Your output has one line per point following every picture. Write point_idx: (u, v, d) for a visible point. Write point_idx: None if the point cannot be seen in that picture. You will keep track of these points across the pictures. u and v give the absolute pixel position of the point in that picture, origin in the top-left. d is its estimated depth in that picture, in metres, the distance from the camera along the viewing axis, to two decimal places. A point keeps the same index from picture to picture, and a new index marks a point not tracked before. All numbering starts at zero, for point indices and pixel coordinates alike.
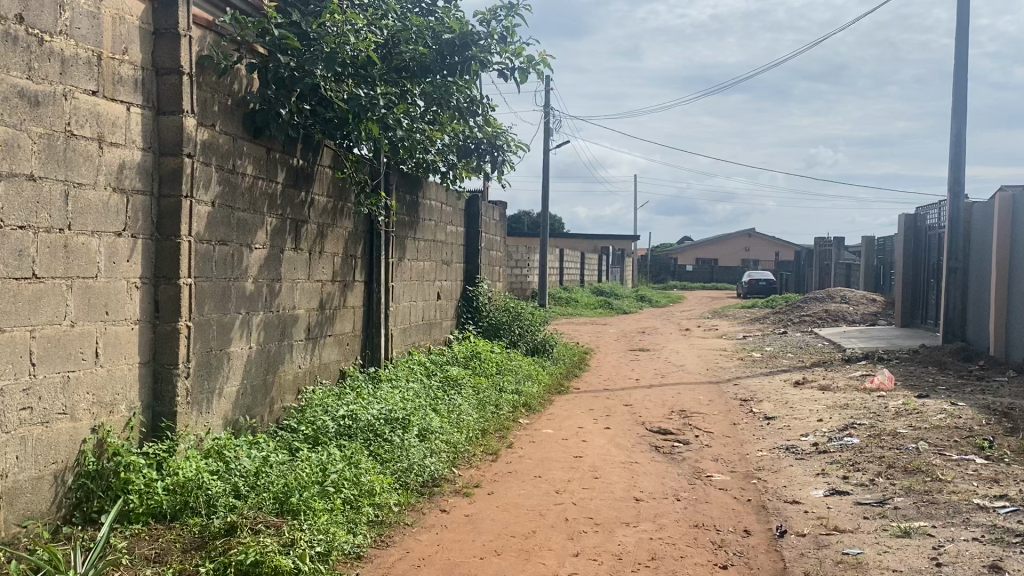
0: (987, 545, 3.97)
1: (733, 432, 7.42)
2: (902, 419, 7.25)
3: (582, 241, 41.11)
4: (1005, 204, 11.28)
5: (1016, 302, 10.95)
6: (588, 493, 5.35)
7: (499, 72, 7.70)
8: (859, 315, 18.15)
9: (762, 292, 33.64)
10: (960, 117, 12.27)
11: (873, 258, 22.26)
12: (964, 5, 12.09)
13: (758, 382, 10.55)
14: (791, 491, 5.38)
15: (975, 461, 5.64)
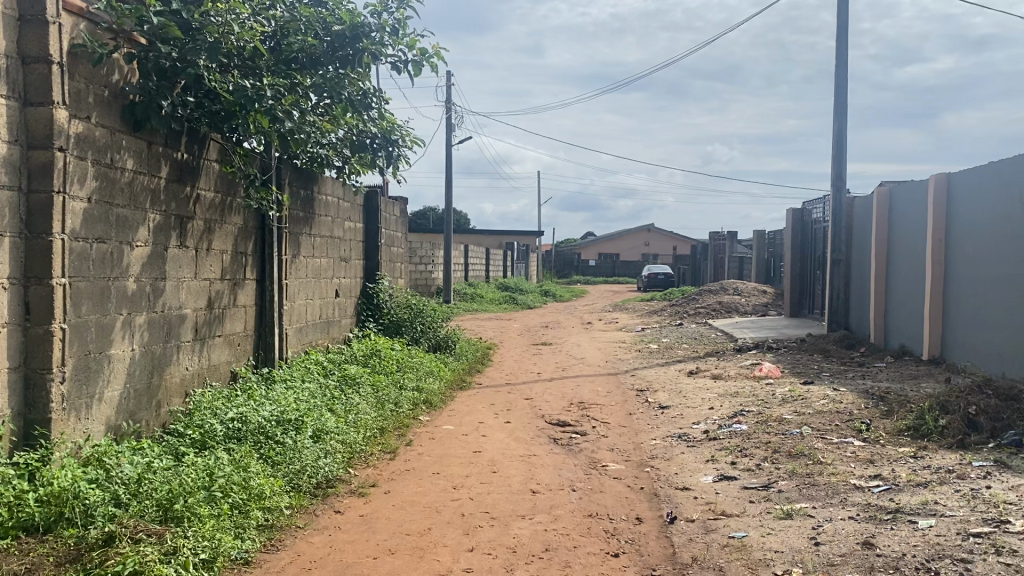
0: (862, 523, 4.16)
1: (629, 422, 7.58)
2: (788, 405, 7.55)
3: (485, 237, 41.22)
4: (883, 199, 11.86)
5: (894, 291, 11.53)
6: (485, 487, 5.36)
7: (392, 64, 7.62)
8: (751, 306, 18.81)
9: (661, 286, 34.47)
10: (841, 116, 12.86)
11: (764, 251, 23.13)
12: (843, 9, 12.67)
13: (654, 372, 10.80)
14: (682, 478, 5.52)
15: (854, 444, 5.91)
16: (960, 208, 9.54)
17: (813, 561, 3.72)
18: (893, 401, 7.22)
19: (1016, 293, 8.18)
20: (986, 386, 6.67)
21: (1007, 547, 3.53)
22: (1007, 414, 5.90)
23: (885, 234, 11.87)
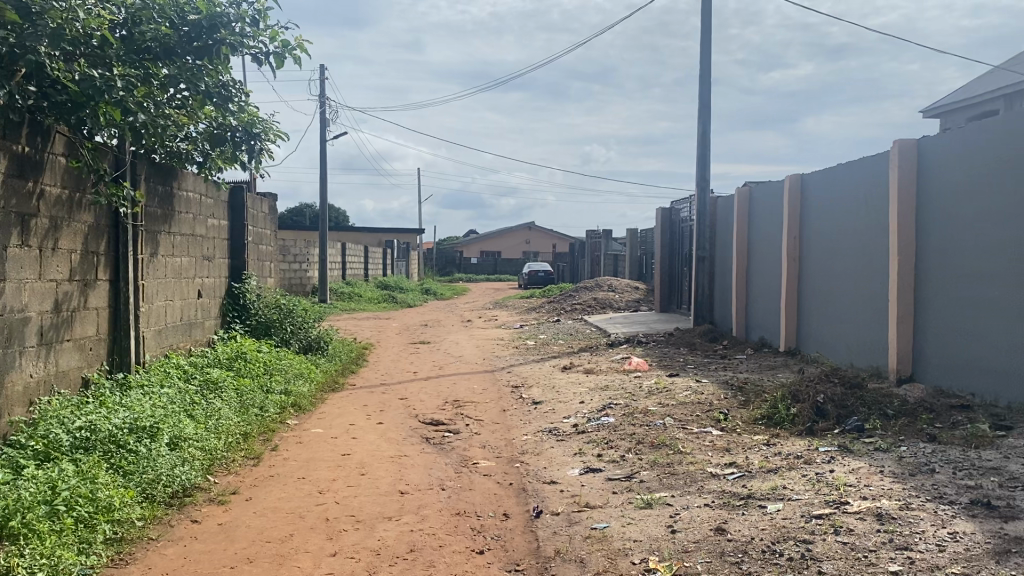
0: (716, 509, 4.34)
1: (502, 419, 7.64)
2: (654, 397, 7.79)
3: (363, 235, 40.61)
4: (743, 199, 12.40)
5: (754, 286, 12.09)
6: (352, 491, 5.27)
7: (252, 57, 7.39)
8: (624, 302, 19.32)
9: (540, 283, 34.90)
10: (705, 118, 13.37)
11: (636, 249, 23.77)
12: (705, 16, 13.19)
13: (529, 369, 10.92)
14: (550, 472, 5.60)
15: (713, 433, 6.15)
16: (813, 207, 10.08)
17: (669, 548, 3.85)
18: (750, 391, 7.56)
19: (862, 287, 8.70)
20: (833, 375, 7.09)
21: (845, 526, 3.76)
22: (850, 402, 6.29)
23: (745, 232, 12.43)
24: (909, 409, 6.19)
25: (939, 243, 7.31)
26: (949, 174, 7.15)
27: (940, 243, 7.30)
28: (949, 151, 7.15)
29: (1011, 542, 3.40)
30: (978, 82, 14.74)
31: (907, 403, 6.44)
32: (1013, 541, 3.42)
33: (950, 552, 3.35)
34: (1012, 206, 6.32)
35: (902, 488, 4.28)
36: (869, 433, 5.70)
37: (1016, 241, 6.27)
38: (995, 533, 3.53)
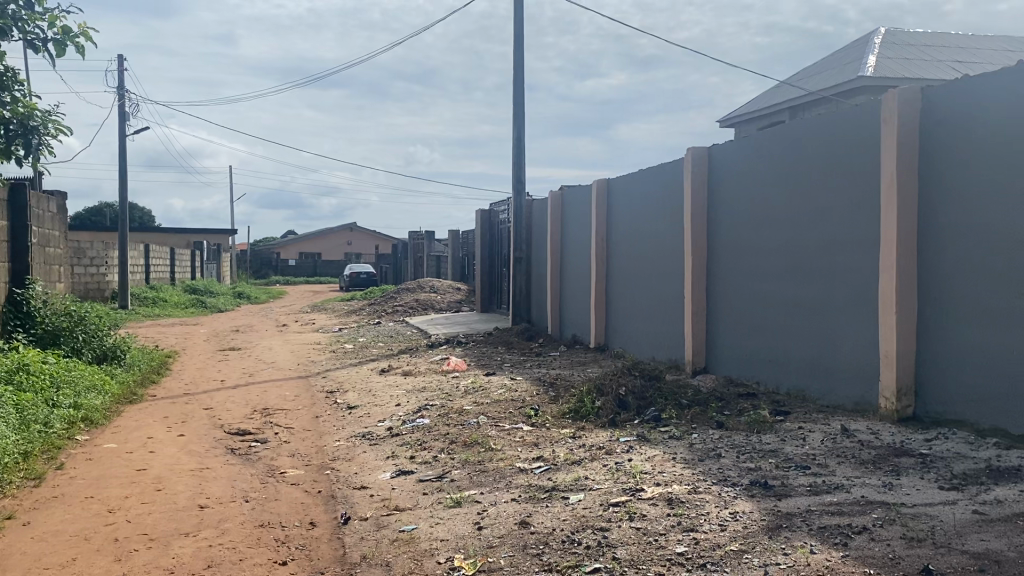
0: (523, 503, 4.42)
1: (314, 425, 7.45)
2: (469, 396, 7.86)
3: (171, 236, 38.36)
4: (556, 203, 12.78)
5: (567, 286, 12.50)
6: (146, 508, 4.95)
7: (27, 43, 6.81)
8: (445, 304, 19.38)
9: (363, 285, 34.34)
10: (520, 123, 13.67)
11: (459, 250, 23.90)
12: (518, 22, 13.50)
13: (345, 373, 10.72)
14: (360, 477, 5.52)
15: (523, 429, 6.28)
16: (618, 210, 10.55)
17: (474, 545, 3.90)
18: (560, 387, 7.80)
19: (663, 286, 9.22)
20: (634, 369, 7.46)
21: (638, 512, 3.95)
22: (649, 394, 6.64)
23: (558, 234, 12.81)
24: (702, 399, 6.62)
25: (730, 244, 7.85)
26: (738, 182, 7.70)
27: (730, 246, 7.86)
28: (738, 160, 7.70)
29: (782, 518, 3.72)
30: (767, 95, 15.97)
31: (700, 393, 6.88)
32: (785, 516, 3.73)
33: (730, 530, 3.61)
34: (791, 212, 6.88)
35: (691, 473, 4.57)
36: (665, 422, 6.04)
37: (794, 244, 6.84)
38: (770, 510, 3.83)
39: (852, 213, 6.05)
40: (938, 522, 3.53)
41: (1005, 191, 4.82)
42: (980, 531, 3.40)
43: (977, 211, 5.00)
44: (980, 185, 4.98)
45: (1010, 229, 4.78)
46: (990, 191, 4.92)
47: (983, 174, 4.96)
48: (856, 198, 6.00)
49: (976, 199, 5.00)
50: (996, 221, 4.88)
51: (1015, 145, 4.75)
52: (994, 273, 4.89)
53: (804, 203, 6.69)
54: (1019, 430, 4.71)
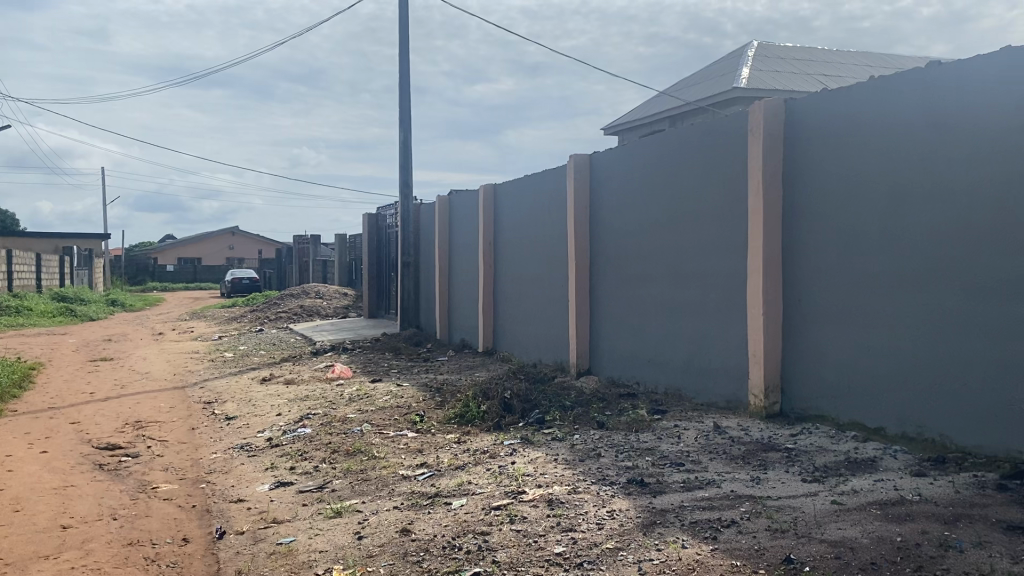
0: (404, 510, 4.39)
1: (190, 438, 7.18)
2: (353, 404, 7.75)
3: (36, 241, 36.18)
4: (444, 207, 12.76)
5: (455, 290, 12.50)
6: (1, 531, 4.65)
7: None
8: (331, 309, 19.04)
9: (246, 291, 33.30)
10: (406, 127, 13.58)
11: (346, 255, 23.51)
12: (403, 26, 13.42)
13: (224, 382, 10.37)
14: (237, 490, 5.36)
15: (408, 436, 6.23)
16: (505, 215, 10.63)
17: (354, 555, 3.85)
18: (446, 392, 7.79)
19: (548, 290, 9.34)
20: (519, 372, 7.53)
21: (519, 515, 3.99)
22: (533, 397, 6.71)
23: (446, 239, 12.79)
24: (584, 400, 6.74)
25: (612, 249, 8.03)
26: (617, 189, 7.91)
27: (611, 251, 8.05)
28: (618, 166, 7.88)
29: (656, 514, 3.83)
30: (649, 104, 16.42)
31: (583, 394, 7.01)
32: (659, 513, 3.84)
33: (607, 529, 3.70)
34: (667, 219, 7.12)
35: (571, 473, 4.65)
36: (548, 425, 6.11)
37: (670, 250, 7.07)
38: (645, 508, 3.94)
39: (722, 219, 6.31)
40: (800, 513, 3.71)
41: (861, 198, 5.09)
42: (837, 520, 3.60)
43: (838, 217, 5.26)
44: (840, 192, 5.24)
45: (866, 234, 5.05)
46: (849, 197, 5.18)
47: (843, 182, 5.22)
48: (726, 205, 6.27)
49: (837, 205, 5.26)
50: (854, 226, 5.15)
51: (873, 155, 5.00)
52: (853, 275, 5.16)
53: (679, 210, 6.93)
54: (873, 422, 5.02)
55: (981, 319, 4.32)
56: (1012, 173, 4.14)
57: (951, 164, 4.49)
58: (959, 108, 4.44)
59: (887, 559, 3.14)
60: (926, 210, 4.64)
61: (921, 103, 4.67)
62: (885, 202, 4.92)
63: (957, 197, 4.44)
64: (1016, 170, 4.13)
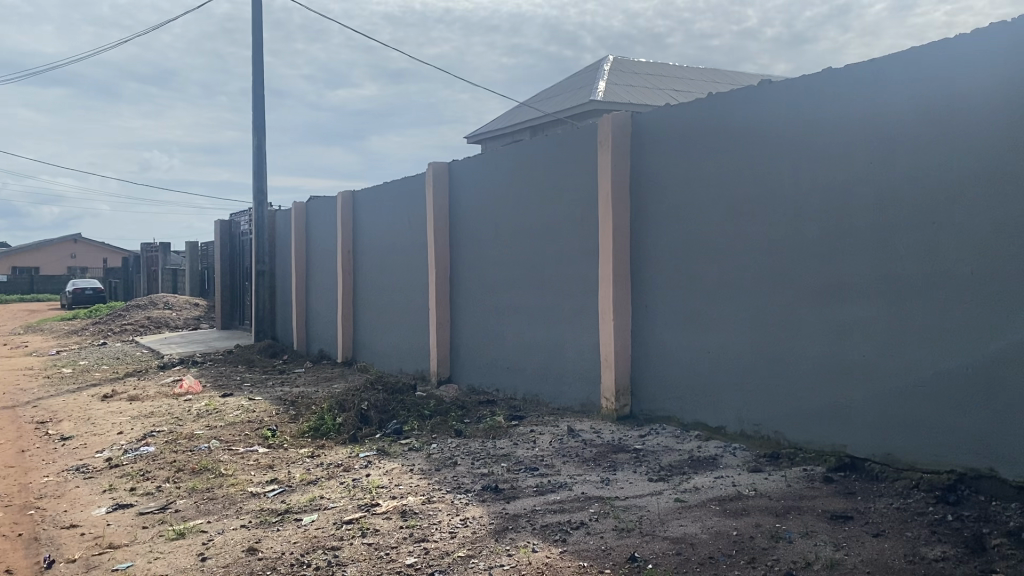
0: (252, 529, 4.24)
1: (18, 461, 6.68)
2: (201, 420, 7.43)
3: None
4: (300, 214, 12.46)
5: (313, 299, 12.23)
6: None
7: None
8: (182, 321, 18.21)
9: (88, 302, 31.32)
10: (260, 131, 13.19)
11: (197, 263, 22.52)
12: (256, 27, 13.04)
13: (60, 400, 9.72)
14: (70, 515, 5.02)
15: (258, 451, 6.03)
16: (363, 222, 10.51)
17: None
18: (301, 405, 7.60)
19: (408, 298, 9.29)
20: (376, 383, 7.44)
21: (371, 528, 3.94)
22: (390, 407, 6.64)
23: (302, 247, 12.51)
24: (442, 408, 6.73)
25: (471, 256, 8.06)
26: (477, 195, 7.94)
27: (471, 257, 8.06)
28: (478, 172, 7.90)
29: (509, 520, 3.86)
30: (512, 114, 16.61)
31: (441, 403, 6.99)
32: (511, 519, 3.88)
33: (460, 537, 3.70)
34: (525, 225, 7.21)
35: (427, 483, 4.63)
36: (405, 435, 6.06)
37: (528, 256, 7.17)
38: (498, 514, 3.97)
39: (577, 226, 6.45)
40: (645, 512, 3.84)
41: (729, 200, 5.13)
42: (680, 517, 3.75)
43: (700, 221, 5.35)
44: (710, 194, 5.27)
45: (735, 236, 5.09)
46: (711, 202, 5.27)
47: (713, 184, 5.25)
48: (580, 213, 6.41)
49: (683, 214, 5.48)
50: (724, 227, 5.18)
51: (739, 159, 5.06)
52: (719, 277, 5.23)
53: (536, 217, 7.04)
54: (716, 421, 5.27)
55: (843, 320, 4.42)
56: (882, 177, 4.19)
57: (815, 168, 4.56)
58: (792, 123, 4.71)
59: (724, 553, 3.29)
60: (793, 211, 4.70)
61: (759, 117, 4.92)
62: (752, 203, 4.97)
63: (828, 198, 4.49)
64: (842, 182, 4.41)
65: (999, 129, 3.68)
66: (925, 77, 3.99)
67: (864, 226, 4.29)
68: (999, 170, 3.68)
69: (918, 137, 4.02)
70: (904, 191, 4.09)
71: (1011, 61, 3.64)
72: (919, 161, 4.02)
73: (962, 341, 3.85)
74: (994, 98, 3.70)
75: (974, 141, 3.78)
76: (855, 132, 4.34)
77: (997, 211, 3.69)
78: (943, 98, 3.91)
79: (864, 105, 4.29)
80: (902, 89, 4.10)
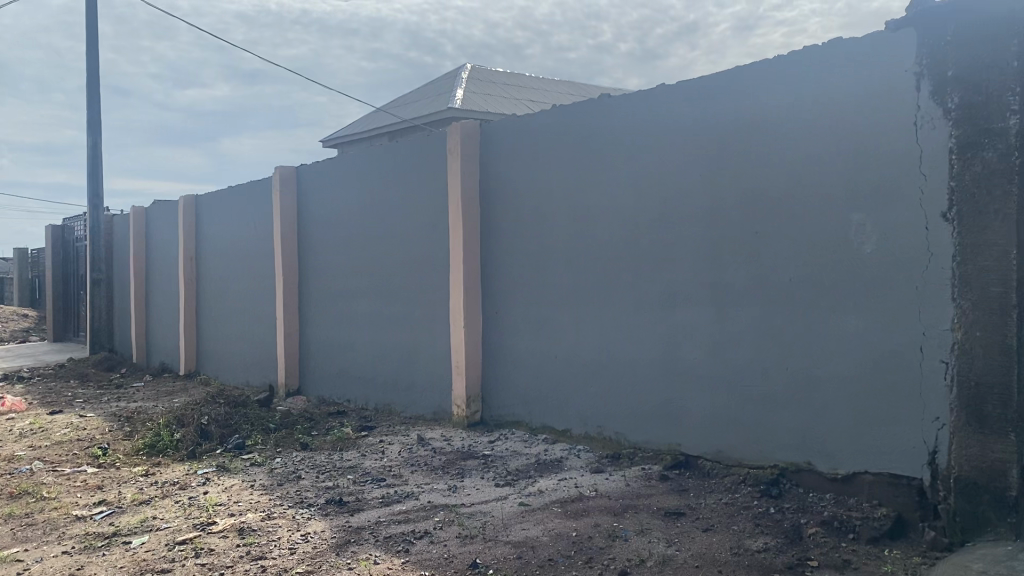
0: (74, 555, 3.96)
1: None
2: (24, 440, 6.90)
3: None
4: (140, 219, 11.83)
5: (154, 309, 11.64)
6: None
7: None
8: (7, 334, 16.88)
9: None
10: (95, 131, 12.43)
11: (26, 272, 20.95)
12: (90, 21, 12.29)
13: None
14: None
15: (87, 471, 5.65)
16: (207, 228, 10.10)
17: None
18: (137, 421, 7.20)
19: (254, 308, 8.99)
20: (219, 396, 7.15)
21: (205, 548, 3.77)
22: (233, 421, 6.40)
23: (142, 254, 11.88)
24: (289, 421, 6.55)
25: (322, 262, 7.89)
26: (328, 201, 7.78)
27: (322, 264, 7.89)
28: (329, 178, 7.75)
29: (352, 533, 3.80)
30: (370, 118, 16.41)
31: (288, 415, 6.80)
32: (354, 531, 3.82)
33: (299, 553, 3.61)
34: (376, 232, 7.12)
35: (268, 499, 4.48)
36: (249, 449, 5.85)
37: (380, 263, 7.08)
38: (341, 527, 3.90)
39: (429, 233, 6.43)
40: (489, 518, 3.87)
41: (578, 207, 5.23)
42: (522, 521, 3.80)
43: (550, 229, 5.43)
44: (561, 202, 5.35)
45: (585, 243, 5.19)
46: (561, 209, 5.35)
47: (564, 193, 5.33)
48: (432, 219, 6.39)
49: (534, 220, 5.54)
50: (574, 235, 5.26)
51: (586, 166, 5.16)
52: (567, 284, 5.32)
53: (387, 224, 6.98)
54: (562, 425, 5.38)
55: (686, 323, 4.58)
56: (722, 187, 4.36)
57: (661, 176, 4.70)
58: (632, 135, 4.87)
59: (564, 554, 3.36)
60: (639, 219, 4.83)
61: (601, 128, 5.06)
62: (601, 210, 5.07)
63: (673, 206, 4.63)
64: (677, 194, 4.61)
65: (815, 147, 3.94)
66: (751, 94, 4.23)
67: (707, 232, 4.45)
68: (815, 185, 3.95)
69: (757, 148, 4.20)
70: (732, 203, 4.32)
71: (826, 82, 3.89)
72: (745, 175, 4.25)
73: (794, 344, 4.05)
74: (824, 112, 3.90)
75: (794, 158, 4.04)
76: (688, 145, 4.54)
77: (814, 223, 3.96)
78: (767, 116, 4.15)
79: (697, 119, 4.50)
80: (731, 105, 4.32)
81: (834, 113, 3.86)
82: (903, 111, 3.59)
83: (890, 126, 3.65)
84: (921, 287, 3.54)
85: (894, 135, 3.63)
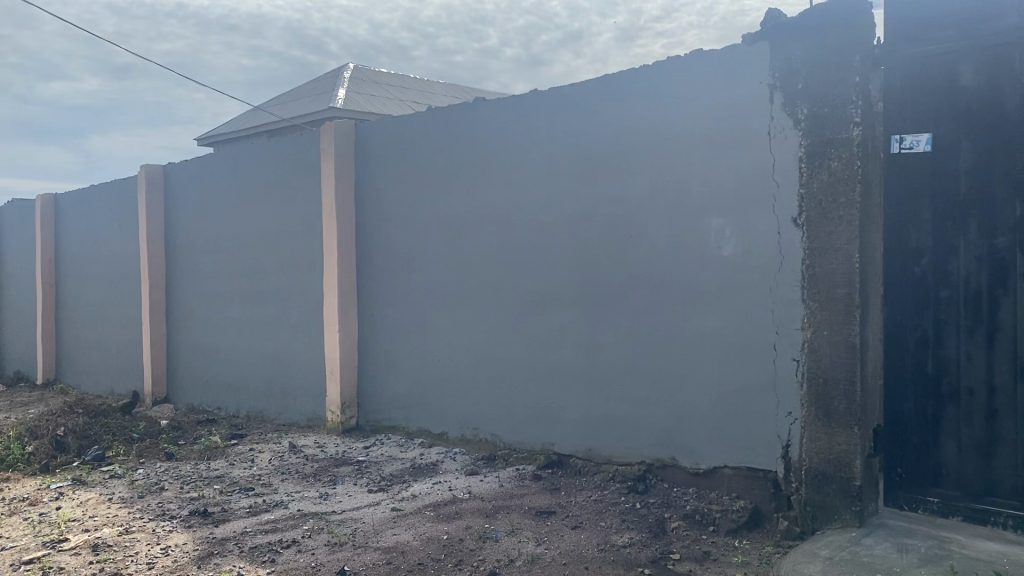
0: None
1: None
2: None
3: None
4: None
5: (8, 315, 10.93)
6: None
7: None
8: None
9: None
10: None
11: None
12: None
13: None
14: None
15: None
16: (66, 230, 9.57)
17: None
18: None
19: (118, 314, 8.58)
20: (78, 406, 6.77)
21: (54, 566, 3.56)
22: (93, 432, 6.07)
23: None
24: (153, 431, 6.27)
25: (190, 266, 7.60)
26: (196, 203, 7.51)
27: (190, 268, 7.60)
28: (197, 179, 7.47)
29: (216, 545, 3.67)
30: (247, 117, 15.93)
31: (153, 424, 6.51)
32: (218, 543, 3.70)
33: (158, 567, 3.45)
34: (247, 235, 6.91)
35: (126, 513, 4.28)
36: (109, 461, 5.57)
37: (251, 267, 6.88)
38: (205, 538, 3.77)
39: (302, 237, 6.30)
40: (360, 525, 3.82)
41: (452, 211, 5.23)
42: (394, 526, 3.76)
43: (425, 232, 5.41)
44: (435, 206, 5.34)
45: (459, 248, 5.19)
46: (435, 214, 5.34)
47: (439, 197, 5.32)
48: (306, 223, 6.26)
49: (409, 224, 5.51)
50: (449, 240, 5.26)
51: (461, 171, 5.17)
52: (443, 287, 5.31)
53: (258, 227, 6.79)
54: (438, 428, 5.36)
55: (558, 327, 4.65)
56: (592, 192, 4.46)
57: (534, 182, 4.75)
58: (505, 141, 4.91)
59: (433, 557, 3.35)
60: (513, 224, 4.87)
61: (474, 134, 5.08)
62: (475, 215, 5.09)
63: (545, 211, 4.69)
64: (549, 199, 4.67)
65: (678, 155, 4.07)
66: (618, 103, 4.33)
67: (578, 238, 4.53)
68: (678, 193, 4.08)
69: (624, 156, 4.31)
70: (601, 209, 4.41)
71: (688, 94, 4.03)
72: (613, 180, 4.35)
73: (660, 345, 4.17)
74: (687, 123, 4.04)
75: (658, 166, 4.16)
76: (559, 152, 4.62)
77: (678, 229, 4.09)
78: (633, 125, 4.27)
79: (568, 126, 4.58)
80: (600, 114, 4.42)
81: (695, 123, 4.01)
82: (759, 123, 3.76)
83: (746, 136, 3.81)
84: (775, 291, 3.72)
85: (750, 145, 3.80)
